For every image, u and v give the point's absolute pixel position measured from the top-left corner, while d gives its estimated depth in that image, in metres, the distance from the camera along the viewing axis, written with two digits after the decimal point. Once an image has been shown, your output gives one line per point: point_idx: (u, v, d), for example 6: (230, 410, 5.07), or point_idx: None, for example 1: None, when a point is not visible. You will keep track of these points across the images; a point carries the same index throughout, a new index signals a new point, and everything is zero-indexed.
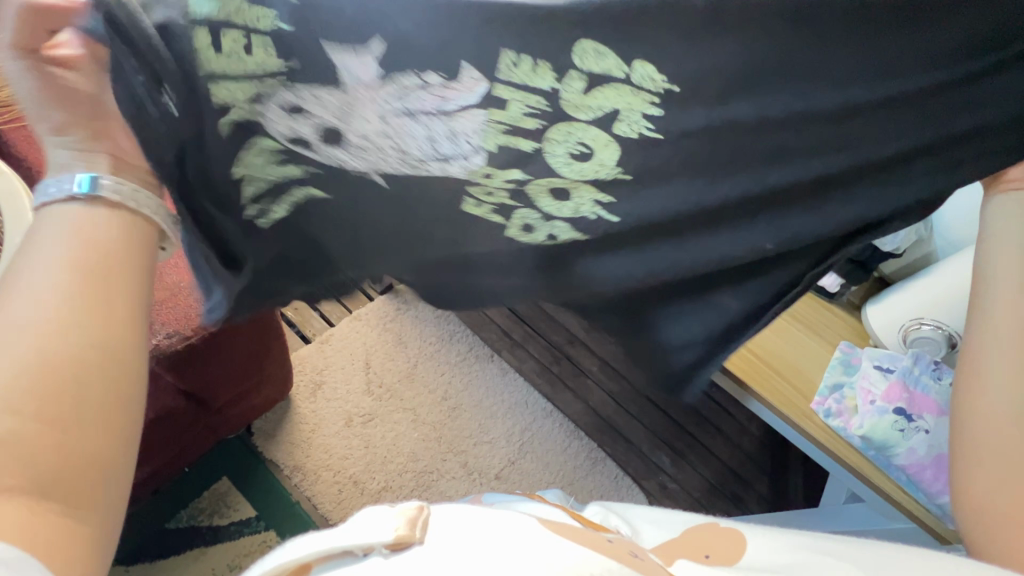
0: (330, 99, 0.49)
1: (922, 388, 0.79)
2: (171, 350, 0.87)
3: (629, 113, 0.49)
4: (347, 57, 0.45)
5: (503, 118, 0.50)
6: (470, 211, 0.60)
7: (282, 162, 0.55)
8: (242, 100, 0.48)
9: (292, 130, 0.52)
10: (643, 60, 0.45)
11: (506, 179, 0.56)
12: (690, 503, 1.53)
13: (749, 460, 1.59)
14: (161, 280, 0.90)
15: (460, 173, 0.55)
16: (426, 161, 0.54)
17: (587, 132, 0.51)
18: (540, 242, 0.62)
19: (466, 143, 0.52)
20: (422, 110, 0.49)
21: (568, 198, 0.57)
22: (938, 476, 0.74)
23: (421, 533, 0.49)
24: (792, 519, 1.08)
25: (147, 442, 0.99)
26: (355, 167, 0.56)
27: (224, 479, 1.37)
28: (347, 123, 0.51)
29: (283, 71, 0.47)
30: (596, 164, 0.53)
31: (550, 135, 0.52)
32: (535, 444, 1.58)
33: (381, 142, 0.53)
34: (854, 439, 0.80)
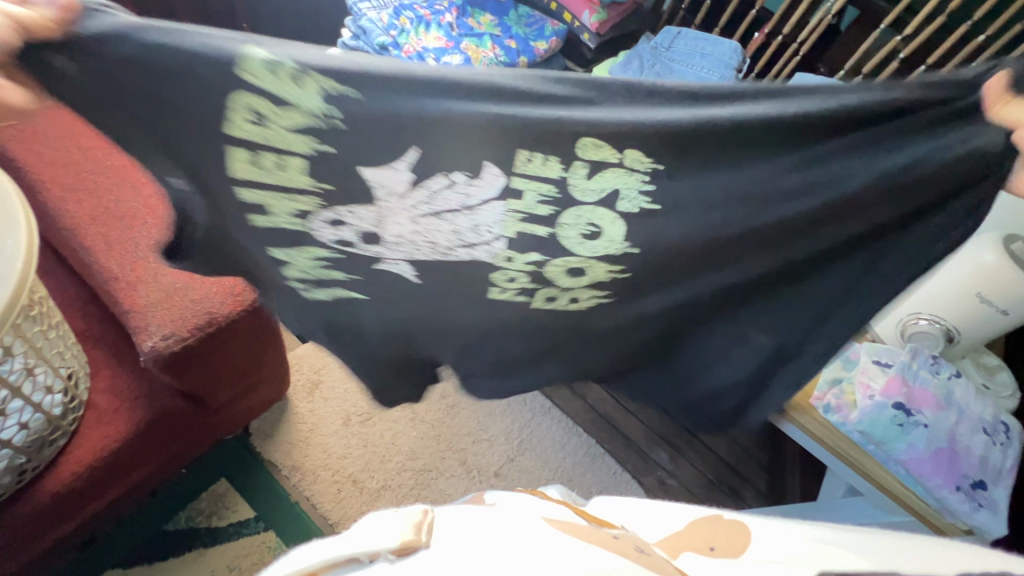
0: (367, 213, 0.59)
1: (921, 382, 0.80)
2: (169, 352, 0.86)
3: (628, 191, 0.58)
4: (385, 180, 0.56)
5: (519, 208, 0.59)
6: (497, 297, 0.68)
7: (329, 259, 0.64)
8: (287, 215, 0.59)
9: (337, 232, 0.61)
10: (632, 149, 0.54)
11: (526, 261, 0.64)
12: (688, 498, 1.55)
13: (746, 455, 1.62)
14: (158, 283, 0.89)
15: (486, 258, 0.64)
16: (454, 249, 0.63)
17: (594, 213, 0.59)
18: (564, 307, 0.69)
19: (486, 234, 0.61)
20: (449, 214, 0.59)
21: (585, 274, 0.65)
22: (938, 470, 0.74)
23: (427, 537, 0.49)
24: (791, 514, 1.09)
25: (141, 445, 0.97)
26: (403, 272, 0.66)
27: (223, 480, 1.36)
28: (383, 228, 0.61)
29: (321, 193, 0.57)
30: (605, 241, 0.61)
31: (562, 223, 0.60)
32: (535, 441, 1.59)
33: (413, 239, 0.62)
34: (853, 435, 0.80)
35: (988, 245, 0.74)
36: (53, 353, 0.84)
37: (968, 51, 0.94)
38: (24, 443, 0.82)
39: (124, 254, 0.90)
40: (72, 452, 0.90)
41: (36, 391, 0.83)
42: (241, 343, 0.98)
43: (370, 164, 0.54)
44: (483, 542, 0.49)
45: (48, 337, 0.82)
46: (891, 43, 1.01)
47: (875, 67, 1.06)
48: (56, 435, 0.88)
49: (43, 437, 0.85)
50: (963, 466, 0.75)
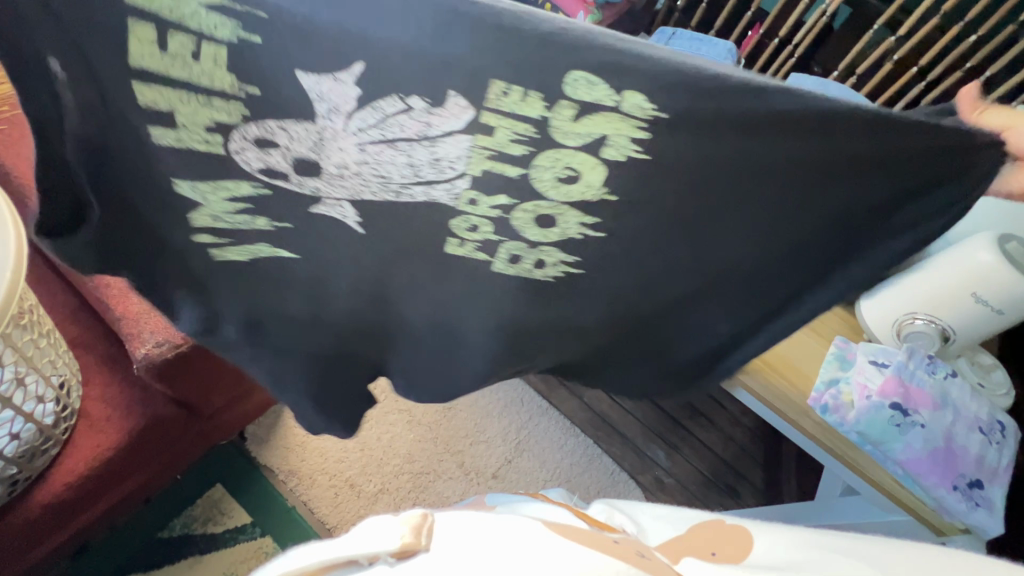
0: (303, 132, 0.48)
1: (918, 381, 0.81)
2: (162, 359, 0.85)
3: (618, 139, 0.45)
4: (327, 92, 0.44)
5: (489, 143, 0.47)
6: (456, 250, 0.58)
7: (246, 197, 0.55)
8: (199, 130, 0.48)
9: (264, 156, 0.50)
10: (633, 90, 0.41)
11: (491, 204, 0.53)
12: (686, 497, 1.55)
13: (743, 454, 1.63)
14: None
15: (446, 201, 0.53)
16: (408, 186, 0.51)
17: (574, 157, 0.47)
18: (528, 270, 0.59)
19: (449, 173, 0.50)
20: (404, 146, 0.47)
21: (553, 225, 0.54)
22: (934, 469, 0.75)
23: (427, 540, 0.49)
24: (789, 513, 1.09)
25: (135, 453, 0.96)
26: (344, 217, 0.56)
27: (218, 486, 1.35)
28: (320, 155, 0.50)
29: (243, 98, 0.46)
30: (583, 187, 0.50)
31: (535, 166, 0.49)
32: (532, 442, 1.58)
33: (361, 171, 0.50)
34: (850, 435, 0.80)
35: (982, 245, 0.75)
36: (44, 362, 0.83)
37: (961, 51, 0.95)
38: (15, 454, 0.81)
39: None
40: (64, 461, 0.89)
41: (28, 401, 0.81)
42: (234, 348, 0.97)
43: (309, 70, 0.43)
44: (484, 543, 0.48)
45: (39, 346, 0.81)
46: (885, 43, 1.01)
47: (869, 67, 1.06)
48: (47, 445, 0.86)
49: (35, 447, 0.84)
50: (960, 466, 0.76)
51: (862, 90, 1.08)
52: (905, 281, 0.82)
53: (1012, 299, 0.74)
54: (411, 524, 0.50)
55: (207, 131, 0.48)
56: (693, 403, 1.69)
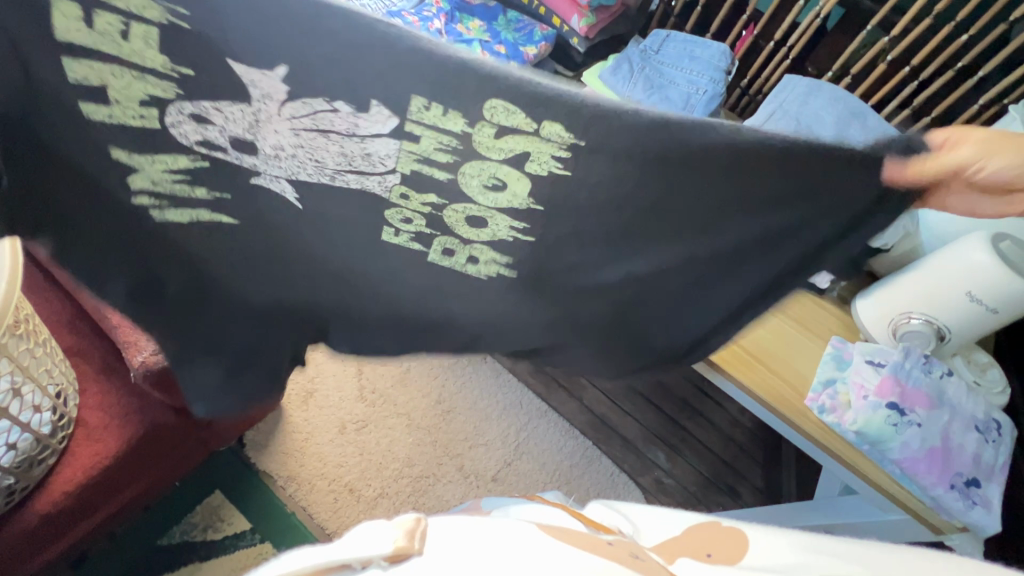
0: (240, 113, 0.47)
1: (915, 381, 0.81)
2: (159, 367, 0.85)
3: (540, 153, 0.44)
4: (260, 81, 0.43)
5: (415, 147, 0.46)
6: (391, 240, 0.56)
7: (185, 168, 0.54)
8: (134, 104, 0.48)
9: (202, 131, 0.49)
10: (551, 120, 0.41)
11: (423, 201, 0.51)
12: (686, 497, 1.56)
13: (742, 454, 1.63)
14: None
15: (379, 191, 0.51)
16: (342, 173, 0.50)
17: (498, 168, 0.46)
18: (463, 265, 0.57)
19: (381, 168, 0.48)
20: (336, 137, 0.46)
21: (485, 227, 0.53)
22: (931, 469, 0.75)
23: (420, 544, 0.48)
24: (788, 513, 1.09)
25: (133, 461, 0.96)
26: (283, 192, 0.53)
27: (218, 493, 1.35)
28: (257, 134, 0.48)
29: (177, 78, 0.46)
30: (508, 197, 0.49)
31: (461, 171, 0.48)
32: (532, 444, 1.58)
33: (296, 154, 0.49)
34: (848, 435, 0.80)
35: (975, 245, 0.75)
36: (41, 371, 0.82)
37: (953, 50, 0.95)
38: (12, 464, 0.81)
39: None
40: (62, 471, 0.89)
41: (25, 410, 0.82)
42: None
43: (237, 58, 0.42)
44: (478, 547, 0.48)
45: (36, 355, 0.81)
46: (879, 43, 1.02)
47: (863, 67, 1.06)
48: (45, 454, 0.86)
49: (33, 457, 0.84)
50: (956, 465, 0.76)
51: (856, 91, 1.09)
52: (899, 280, 0.83)
53: (1005, 297, 0.74)
54: (404, 528, 0.49)
55: (141, 106, 0.48)
56: (692, 404, 1.69)
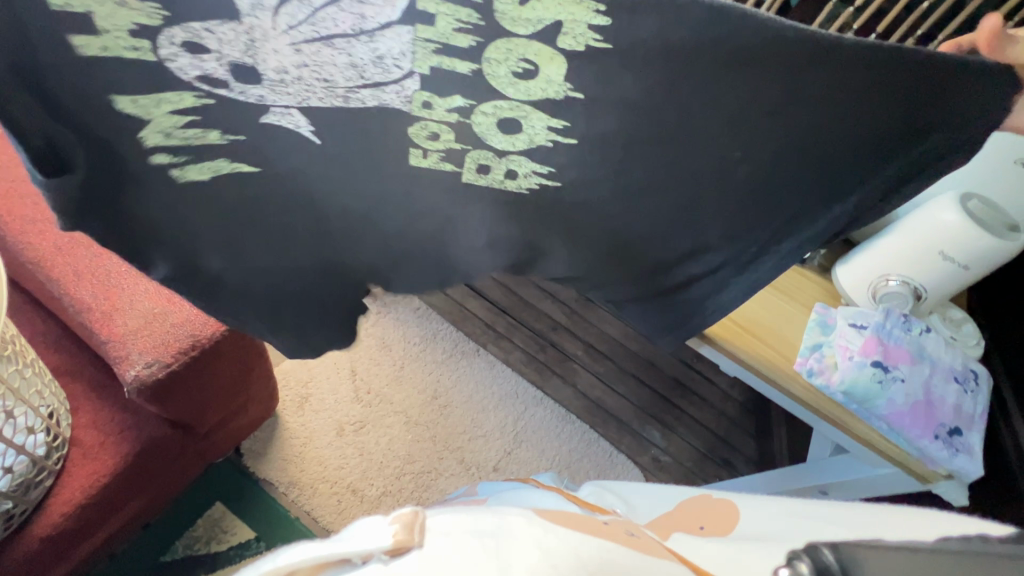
0: (233, 33, 0.46)
1: (896, 340, 0.85)
2: (153, 379, 0.84)
3: (572, 25, 0.45)
4: None
5: (430, 32, 0.46)
6: (421, 162, 0.60)
7: (191, 108, 0.53)
8: (123, 34, 0.46)
9: (199, 62, 0.48)
10: None
11: (448, 107, 0.54)
12: (683, 473, 1.61)
13: (733, 426, 1.68)
14: (133, 311, 0.86)
15: (398, 104, 0.53)
16: (355, 90, 0.51)
17: (528, 47, 0.47)
18: (500, 179, 0.61)
19: (395, 72, 0.50)
20: (342, 45, 0.47)
21: (520, 130, 0.55)
22: (916, 421, 0.79)
23: (421, 536, 0.49)
24: (784, 477, 1.13)
25: (132, 477, 0.94)
26: (297, 127, 0.55)
27: (219, 504, 1.33)
28: (255, 59, 0.48)
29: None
30: (543, 82, 0.50)
31: (488, 60, 0.48)
32: (530, 432, 1.60)
33: (302, 74, 0.49)
34: (837, 396, 0.83)
35: (947, 205, 0.79)
36: (32, 393, 0.81)
37: None
38: (10, 488, 0.80)
39: (94, 281, 0.87)
40: (61, 490, 0.87)
41: (18, 433, 0.80)
42: (228, 363, 0.96)
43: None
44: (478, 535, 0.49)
45: (23, 376, 0.80)
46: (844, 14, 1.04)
47: None
48: (41, 476, 0.84)
49: (29, 480, 0.82)
50: (939, 415, 0.80)
51: None
52: (874, 244, 0.86)
53: (976, 254, 0.78)
54: (403, 523, 0.50)
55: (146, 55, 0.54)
56: (683, 381, 1.74)
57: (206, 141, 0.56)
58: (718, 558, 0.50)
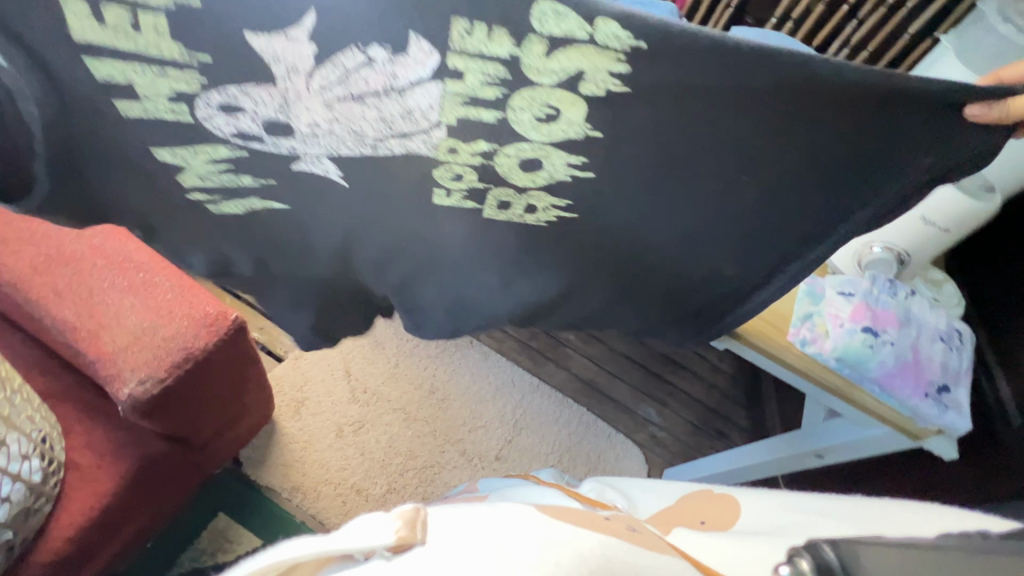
0: (267, 94, 0.47)
1: (884, 304, 0.87)
2: (148, 396, 0.82)
3: (595, 73, 0.44)
4: (281, 51, 0.43)
5: (461, 86, 0.46)
6: (443, 201, 0.59)
7: (226, 158, 0.54)
8: (163, 98, 0.48)
9: (233, 121, 0.50)
10: (604, 19, 0.40)
11: (472, 151, 0.53)
12: (680, 447, 1.65)
13: (726, 398, 1.72)
14: (121, 328, 0.84)
15: (425, 151, 0.53)
16: (383, 141, 0.51)
17: (551, 94, 0.46)
18: (519, 215, 0.61)
19: (424, 123, 0.50)
20: (371, 102, 0.47)
21: (541, 169, 0.54)
22: (906, 382, 0.82)
23: (422, 533, 0.50)
24: (779, 445, 1.16)
25: (133, 496, 0.93)
26: (325, 172, 0.55)
27: (222, 515, 1.32)
28: (289, 118, 0.49)
29: (197, 67, 0.45)
30: (565, 125, 0.49)
31: (512, 107, 0.48)
32: (528, 419, 1.61)
33: (333, 129, 0.50)
34: (830, 362, 0.85)
35: None
36: (22, 419, 0.79)
37: None
38: (8, 518, 0.77)
39: (78, 300, 0.85)
40: (60, 516, 0.85)
41: (12, 462, 0.77)
42: (222, 372, 0.94)
43: (257, 28, 0.42)
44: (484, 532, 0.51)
45: (11, 403, 0.78)
46: None
47: None
48: (40, 502, 0.82)
49: (28, 507, 0.80)
50: (927, 375, 0.83)
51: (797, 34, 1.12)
52: None
53: (955, 218, 0.81)
54: (406, 519, 0.51)
55: (169, 101, 0.48)
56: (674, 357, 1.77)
57: (241, 185, 0.57)
58: (720, 553, 0.52)
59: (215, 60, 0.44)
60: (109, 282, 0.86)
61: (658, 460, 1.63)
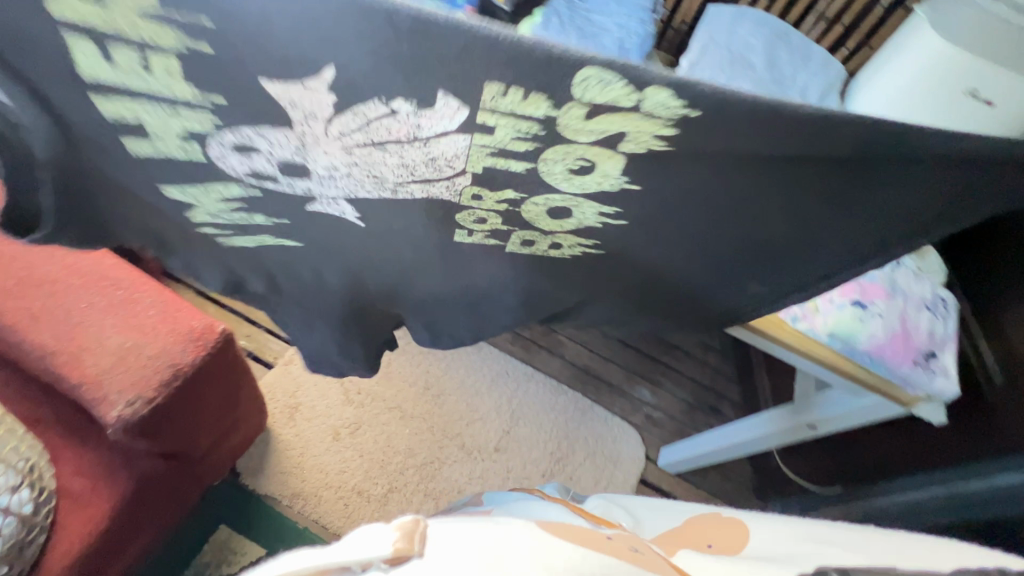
0: (283, 137, 0.42)
1: (870, 277, 0.88)
2: (138, 417, 0.80)
3: (640, 134, 0.37)
4: (300, 99, 0.37)
5: (488, 139, 0.39)
6: (464, 241, 0.53)
7: (234, 198, 0.51)
8: (175, 138, 0.44)
9: (246, 160, 0.45)
10: (658, 87, 0.32)
11: (499, 199, 0.47)
12: (676, 425, 1.68)
13: (717, 375, 1.76)
14: (103, 348, 0.81)
15: (447, 197, 0.47)
16: (405, 185, 0.46)
17: (588, 150, 0.39)
18: (542, 252, 0.54)
19: (448, 171, 0.44)
20: (394, 149, 0.41)
21: (570, 216, 0.48)
22: (895, 352, 0.83)
23: (420, 546, 0.51)
24: (773, 419, 1.18)
25: (130, 517, 0.91)
26: (342, 214, 0.51)
27: (224, 527, 1.31)
28: (305, 159, 0.44)
29: (211, 109, 0.40)
30: (598, 178, 0.42)
31: (545, 160, 0.41)
32: (525, 409, 1.62)
33: (352, 172, 0.45)
34: (821, 337, 0.86)
35: None
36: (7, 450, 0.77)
37: None
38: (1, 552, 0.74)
39: (55, 324, 0.82)
40: (57, 544, 0.83)
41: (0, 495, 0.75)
42: (214, 384, 0.93)
43: (272, 76, 0.36)
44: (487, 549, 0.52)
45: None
46: None
47: None
48: (34, 534, 0.79)
49: (22, 540, 0.77)
50: (915, 343, 0.85)
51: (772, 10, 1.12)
52: None
53: None
54: (403, 532, 0.51)
55: (180, 138, 0.44)
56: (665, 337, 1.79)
57: (255, 223, 0.55)
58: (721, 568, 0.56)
59: (231, 101, 0.39)
60: (88, 302, 0.83)
61: (656, 440, 1.66)
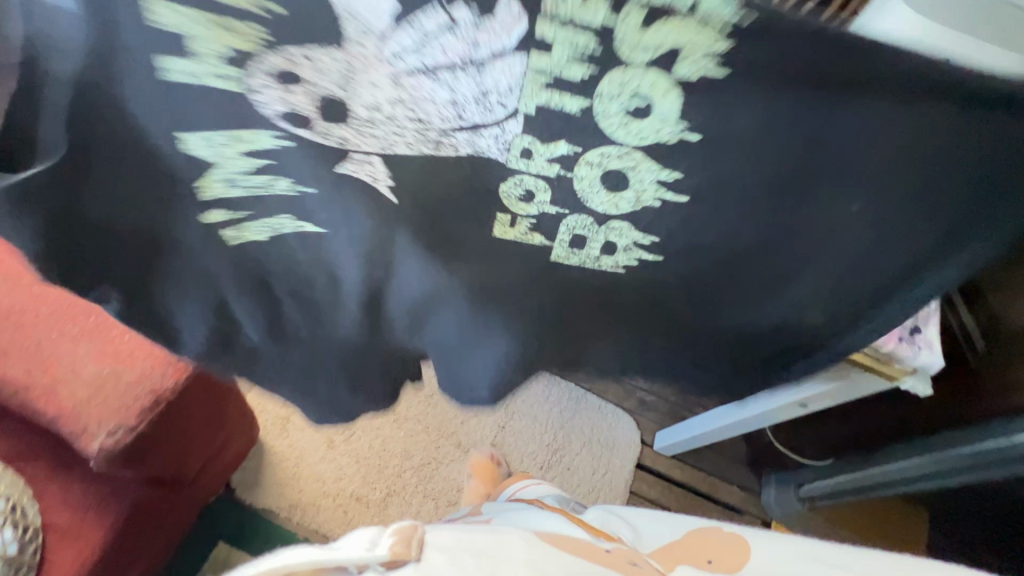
0: (329, 62, 0.34)
1: None
2: (121, 447, 0.78)
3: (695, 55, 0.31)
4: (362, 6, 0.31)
5: (546, 62, 0.32)
6: (505, 234, 0.47)
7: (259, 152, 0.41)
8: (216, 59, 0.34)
9: (276, 93, 0.36)
10: None
11: (550, 156, 0.39)
12: (670, 407, 1.69)
13: None
14: (79, 380, 0.79)
15: (494, 152, 0.39)
16: (450, 135, 0.38)
17: (645, 78, 0.32)
18: (594, 253, 0.48)
19: (500, 113, 0.36)
20: (452, 80, 0.34)
21: (626, 187, 0.41)
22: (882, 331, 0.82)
23: (415, 551, 0.62)
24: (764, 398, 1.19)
25: (124, 546, 0.90)
26: (375, 180, 0.42)
27: (222, 544, 1.29)
28: (348, 96, 0.36)
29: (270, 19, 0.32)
30: (656, 120, 0.35)
31: (600, 94, 0.34)
32: (519, 402, 1.62)
33: (396, 115, 0.37)
34: None
35: None
36: None
37: None
38: None
39: (28, 357, 0.79)
40: None
41: None
42: (198, 406, 0.90)
43: None
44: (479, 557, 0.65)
45: None
46: None
47: None
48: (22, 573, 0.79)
49: None
50: (901, 320, 0.83)
51: None
52: None
53: None
54: (402, 538, 0.63)
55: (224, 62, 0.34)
56: None
57: (273, 193, 0.45)
58: None
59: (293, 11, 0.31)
60: (58, 331, 0.80)
61: (650, 423, 1.67)
